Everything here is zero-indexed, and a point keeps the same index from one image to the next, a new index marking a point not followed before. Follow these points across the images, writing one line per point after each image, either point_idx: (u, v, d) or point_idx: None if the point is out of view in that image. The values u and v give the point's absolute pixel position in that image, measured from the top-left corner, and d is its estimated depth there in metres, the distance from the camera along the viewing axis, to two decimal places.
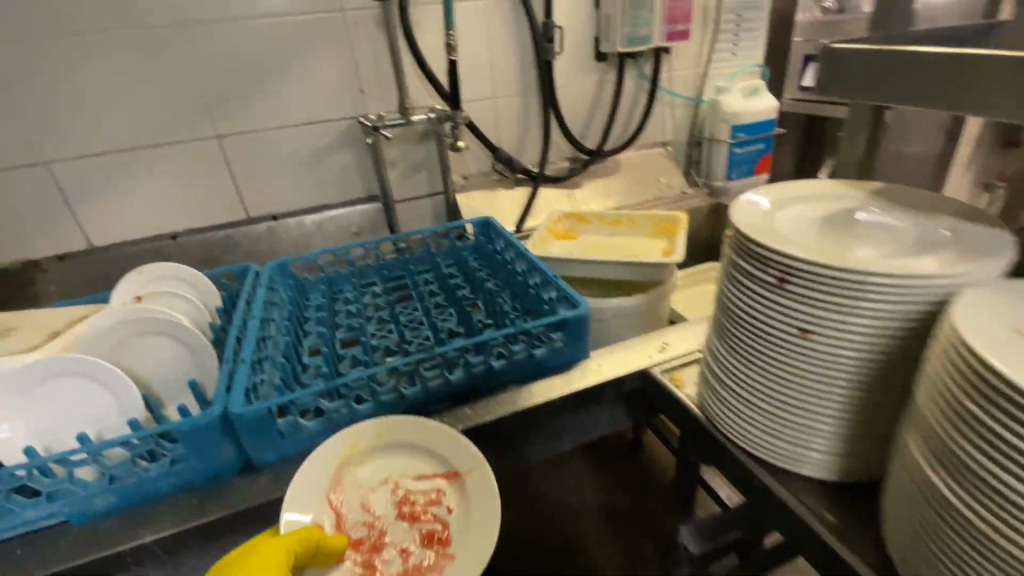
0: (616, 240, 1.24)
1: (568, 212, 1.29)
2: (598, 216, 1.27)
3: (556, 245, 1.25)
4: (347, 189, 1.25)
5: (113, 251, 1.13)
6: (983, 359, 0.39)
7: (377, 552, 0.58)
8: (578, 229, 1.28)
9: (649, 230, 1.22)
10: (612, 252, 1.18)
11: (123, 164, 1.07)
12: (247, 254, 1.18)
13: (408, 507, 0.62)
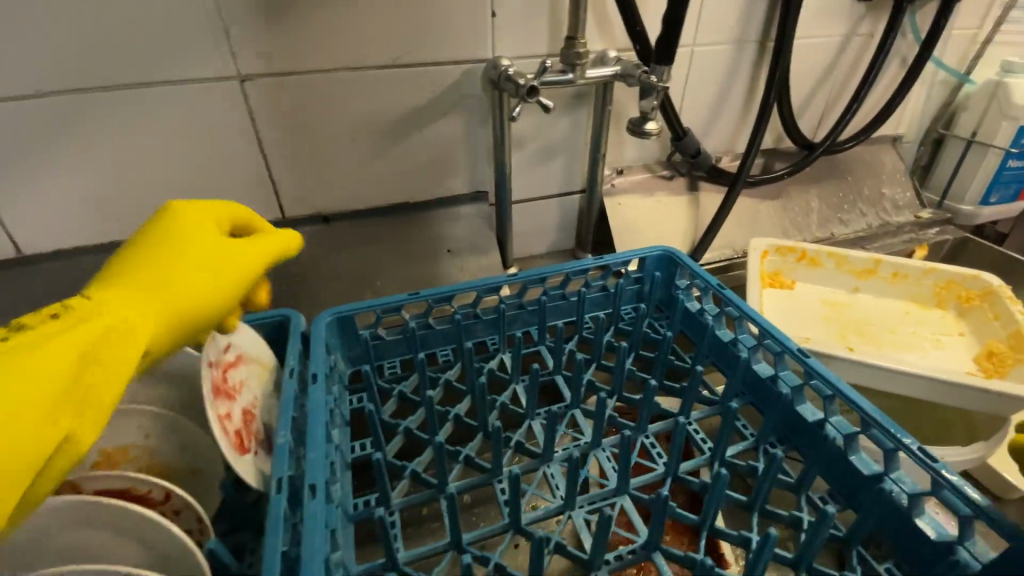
0: (867, 301, 0.79)
1: (789, 245, 0.80)
2: (841, 259, 0.80)
3: (776, 304, 0.79)
4: (443, 179, 0.77)
5: (54, 264, 0.66)
6: None
7: (222, 397, 0.46)
8: (801, 274, 0.81)
9: (926, 293, 0.77)
10: (879, 333, 0.74)
11: (63, 115, 0.58)
12: (279, 281, 0.72)
13: (225, 388, 0.48)
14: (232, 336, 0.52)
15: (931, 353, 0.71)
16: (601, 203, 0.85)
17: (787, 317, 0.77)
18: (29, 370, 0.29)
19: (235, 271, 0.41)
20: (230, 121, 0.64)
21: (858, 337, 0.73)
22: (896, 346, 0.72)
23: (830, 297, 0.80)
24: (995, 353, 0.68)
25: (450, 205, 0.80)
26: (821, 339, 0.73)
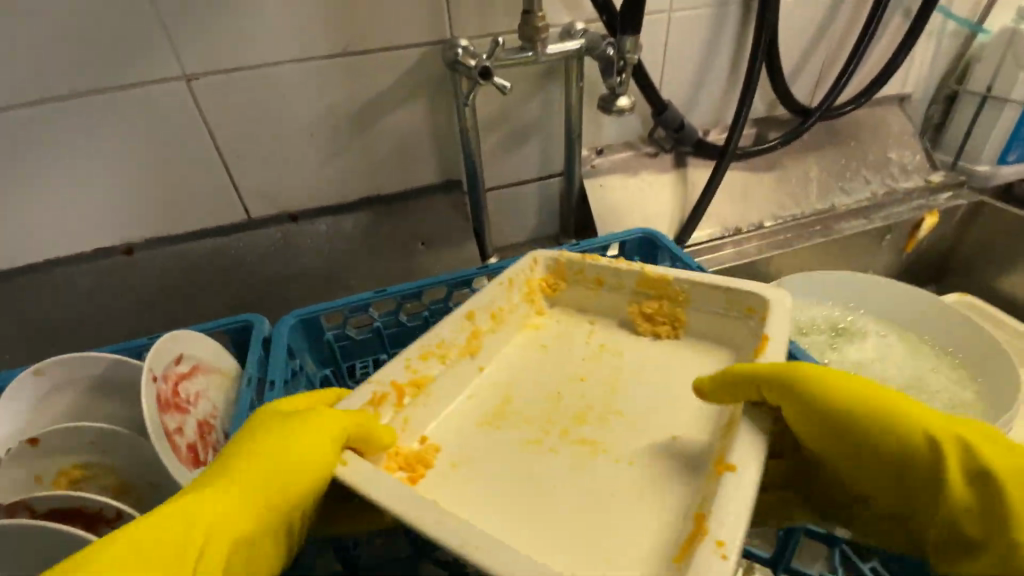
0: (517, 373, 0.50)
1: (436, 341, 0.48)
2: (474, 341, 0.51)
3: (445, 485, 0.41)
4: (412, 169, 0.75)
5: (24, 276, 0.66)
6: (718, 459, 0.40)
7: (172, 409, 0.46)
8: (394, 426, 0.43)
9: (590, 319, 0.56)
10: (604, 412, 0.45)
11: (11, 126, 0.58)
12: (249, 283, 0.70)
13: (174, 400, 0.47)
14: (192, 344, 0.51)
15: (657, 381, 0.48)
16: (581, 185, 0.81)
17: (480, 467, 0.42)
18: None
19: (321, 458, 0.36)
20: (183, 121, 0.62)
21: (578, 454, 0.42)
22: (621, 412, 0.45)
23: (487, 409, 0.47)
24: (647, 312, 0.52)
25: (422, 196, 0.77)
26: (580, 493, 0.39)
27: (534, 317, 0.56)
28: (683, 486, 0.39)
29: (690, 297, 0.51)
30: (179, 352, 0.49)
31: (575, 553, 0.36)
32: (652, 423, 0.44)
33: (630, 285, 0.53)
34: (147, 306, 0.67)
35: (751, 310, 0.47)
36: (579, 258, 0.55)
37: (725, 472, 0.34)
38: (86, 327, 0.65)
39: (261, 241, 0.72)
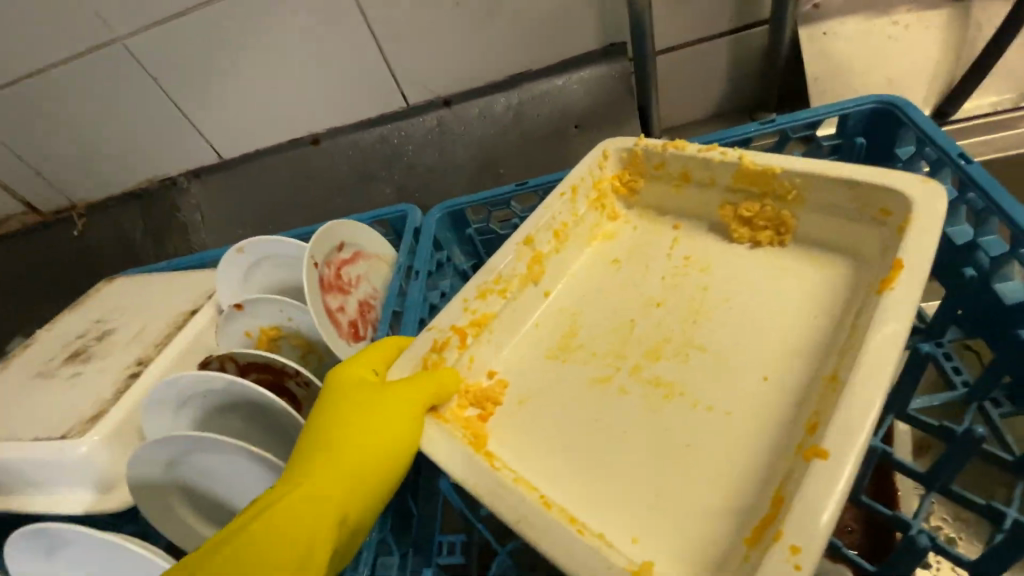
0: (590, 297, 0.44)
1: (494, 276, 0.42)
2: (537, 267, 0.44)
3: (518, 422, 0.38)
4: (568, 35, 0.64)
5: (248, 164, 0.79)
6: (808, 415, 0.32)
7: (335, 291, 0.52)
8: (460, 367, 0.40)
9: (672, 223, 0.47)
10: (681, 347, 0.38)
11: (214, 28, 0.65)
12: (410, 173, 0.73)
13: (336, 283, 0.52)
14: (352, 233, 0.56)
15: (754, 313, 0.38)
16: (796, 36, 0.59)
17: (542, 415, 0.38)
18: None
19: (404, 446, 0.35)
20: (341, 5, 0.62)
21: (649, 402, 0.36)
22: (702, 348, 0.38)
23: (554, 339, 0.42)
24: (744, 215, 0.42)
25: (579, 70, 0.67)
26: (647, 454, 0.34)
27: (607, 224, 0.48)
28: (759, 444, 0.32)
29: (803, 195, 0.40)
30: (341, 239, 0.54)
31: (640, 520, 0.31)
32: (737, 365, 0.36)
33: (722, 182, 0.43)
34: (331, 193, 0.76)
35: (885, 212, 0.36)
36: (658, 149, 0.45)
37: (815, 458, 0.25)
38: (292, 209, 0.77)
39: (418, 129, 0.73)
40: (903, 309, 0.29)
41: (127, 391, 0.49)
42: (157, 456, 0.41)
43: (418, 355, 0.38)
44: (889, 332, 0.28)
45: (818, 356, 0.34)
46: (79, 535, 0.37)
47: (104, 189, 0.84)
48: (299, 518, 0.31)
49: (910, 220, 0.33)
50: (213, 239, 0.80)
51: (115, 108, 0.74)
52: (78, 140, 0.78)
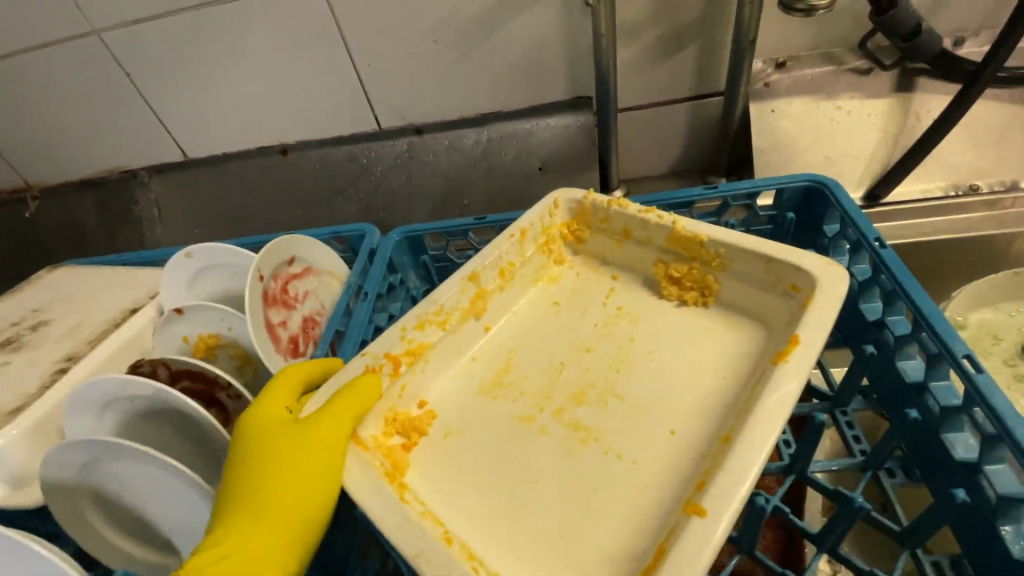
0: (526, 337, 0.46)
1: (434, 308, 0.43)
2: (479, 302, 0.46)
3: (438, 455, 0.39)
4: (539, 83, 0.67)
5: (212, 166, 0.79)
6: (705, 463, 0.34)
7: (279, 305, 0.52)
8: (389, 395, 0.41)
9: (612, 274, 0.49)
10: (603, 394, 0.40)
11: (190, 31, 0.65)
12: (376, 193, 0.75)
13: (282, 298, 0.53)
14: (306, 248, 0.56)
15: (672, 368, 0.40)
16: (748, 109, 0.64)
17: (464, 449, 0.39)
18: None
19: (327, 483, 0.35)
20: (321, 27, 0.64)
21: (566, 445, 0.38)
22: (621, 397, 0.39)
23: (486, 375, 0.43)
24: (673, 275, 0.45)
25: (547, 115, 0.70)
26: (556, 495, 0.35)
27: (552, 268, 0.51)
28: (655, 495, 0.34)
29: (727, 263, 0.42)
30: (293, 255, 0.55)
31: (539, 560, 0.33)
32: (649, 417, 0.38)
33: (658, 242, 0.45)
34: (297, 204, 0.76)
35: (794, 288, 0.39)
36: (604, 204, 0.48)
37: (693, 516, 0.28)
38: (254, 214, 0.77)
39: (388, 152, 0.74)
40: (792, 381, 0.32)
41: (54, 387, 0.48)
42: (70, 459, 0.40)
43: (348, 380, 0.39)
44: (777, 404, 0.31)
45: (721, 416, 0.36)
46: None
47: (61, 174, 0.82)
48: (228, 575, 0.31)
49: (812, 298, 0.36)
50: (169, 235, 0.79)
51: (81, 97, 0.73)
52: (39, 124, 0.77)
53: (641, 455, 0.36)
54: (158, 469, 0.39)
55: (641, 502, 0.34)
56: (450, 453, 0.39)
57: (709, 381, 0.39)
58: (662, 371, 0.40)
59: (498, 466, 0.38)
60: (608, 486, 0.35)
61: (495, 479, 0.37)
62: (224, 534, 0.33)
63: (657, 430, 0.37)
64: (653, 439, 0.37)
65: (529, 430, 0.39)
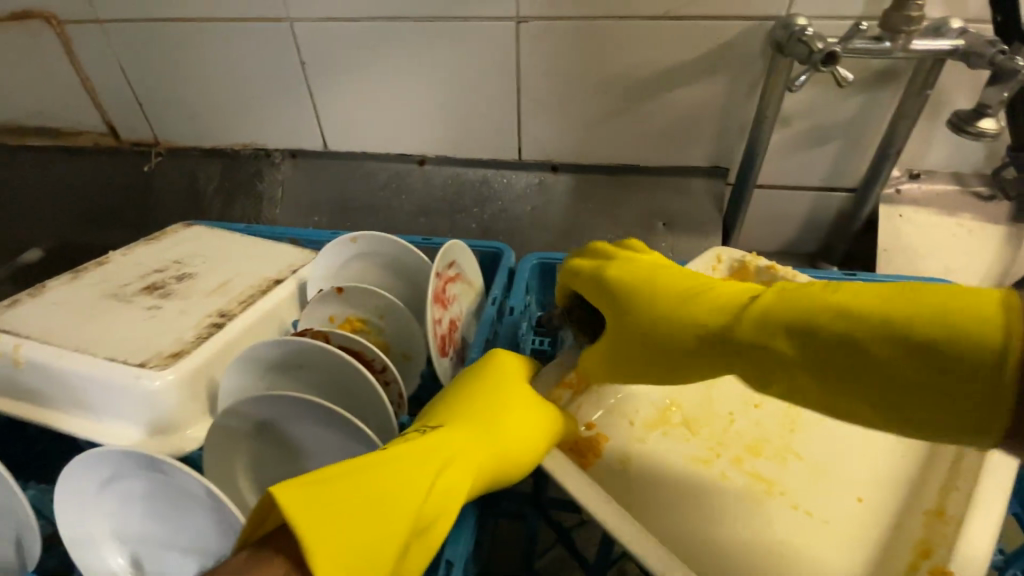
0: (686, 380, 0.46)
1: None
2: None
3: (623, 482, 0.39)
4: (682, 148, 0.72)
5: (348, 162, 0.82)
6: (902, 536, 0.35)
7: (439, 303, 0.54)
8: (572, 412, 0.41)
9: None
10: (780, 450, 0.41)
11: (372, 38, 0.69)
12: (498, 217, 0.78)
13: (442, 297, 0.54)
14: (461, 255, 0.59)
15: (848, 438, 0.41)
16: (876, 209, 0.69)
17: (643, 481, 0.39)
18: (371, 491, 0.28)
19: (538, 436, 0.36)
20: (498, 59, 0.68)
21: (750, 494, 0.38)
22: (800, 457, 0.40)
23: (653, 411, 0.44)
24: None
25: (680, 177, 0.74)
26: (748, 541, 0.36)
27: None
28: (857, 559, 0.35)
29: None
30: (453, 258, 0.57)
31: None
32: (834, 479, 0.39)
33: None
34: (421, 211, 0.79)
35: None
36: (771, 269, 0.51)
37: None
38: (376, 212, 0.80)
39: (520, 181, 0.78)
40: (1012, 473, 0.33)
41: (211, 337, 0.48)
42: (251, 412, 0.41)
43: (544, 386, 0.40)
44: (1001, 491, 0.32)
45: (913, 492, 0.37)
46: (176, 471, 0.36)
47: (193, 139, 0.85)
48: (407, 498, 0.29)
49: None
50: (286, 216, 0.82)
51: (242, 74, 0.76)
52: (190, 90, 0.79)
53: (827, 516, 0.37)
54: (339, 435, 0.40)
55: (839, 563, 0.35)
56: (635, 481, 0.39)
57: (886, 454, 0.40)
58: (835, 436, 0.42)
59: (684, 500, 0.38)
60: (801, 542, 0.36)
61: (684, 511, 0.38)
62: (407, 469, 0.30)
63: (840, 493, 0.38)
64: (839, 499, 0.38)
65: (709, 470, 0.40)
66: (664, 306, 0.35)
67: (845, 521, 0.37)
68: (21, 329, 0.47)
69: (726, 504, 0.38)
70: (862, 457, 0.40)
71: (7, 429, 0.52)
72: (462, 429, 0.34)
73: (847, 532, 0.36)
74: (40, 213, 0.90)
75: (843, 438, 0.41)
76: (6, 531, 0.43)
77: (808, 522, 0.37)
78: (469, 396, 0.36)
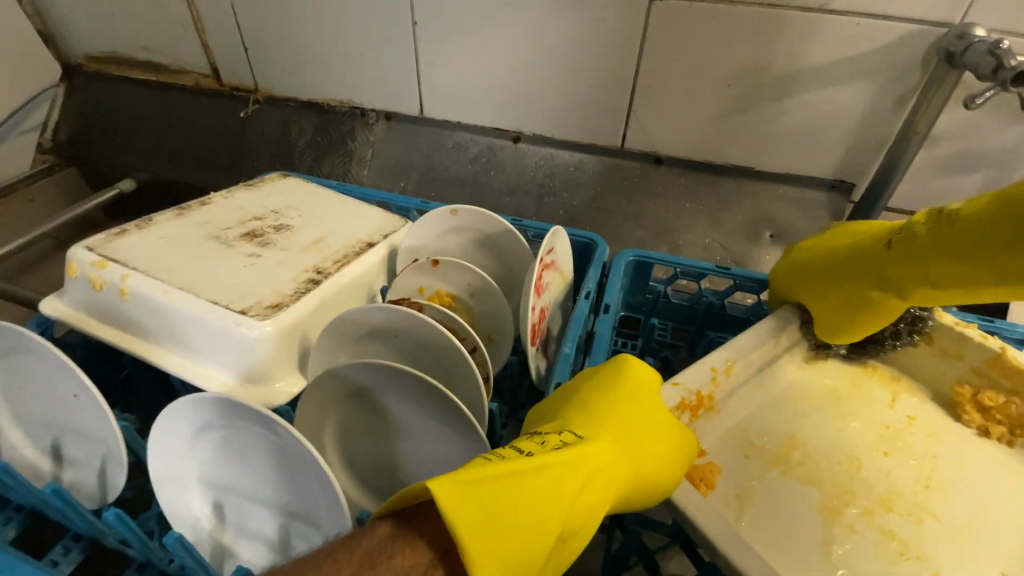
0: (801, 417, 0.42)
1: (734, 352, 0.40)
2: (768, 363, 0.43)
3: (744, 523, 0.36)
4: (805, 156, 0.66)
5: (441, 130, 0.80)
6: None
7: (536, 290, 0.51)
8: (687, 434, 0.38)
9: (893, 376, 0.45)
10: (915, 507, 0.37)
11: (489, 3, 0.66)
12: (590, 206, 0.74)
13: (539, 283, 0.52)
14: (560, 242, 0.55)
15: (998, 509, 0.37)
16: None
17: (761, 522, 0.36)
18: (518, 495, 0.25)
19: (668, 470, 0.33)
20: (621, 38, 0.64)
21: (886, 555, 0.35)
22: (940, 520, 0.37)
23: (771, 445, 0.40)
24: (984, 403, 0.41)
25: (797, 189, 0.68)
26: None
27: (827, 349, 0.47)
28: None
29: None
30: (552, 245, 0.53)
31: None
32: (978, 549, 0.35)
33: (970, 362, 0.42)
34: (510, 189, 0.76)
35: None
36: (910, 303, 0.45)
37: None
38: (464, 185, 0.78)
39: (618, 171, 0.74)
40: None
41: (308, 293, 0.47)
42: (349, 378, 0.39)
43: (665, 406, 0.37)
44: None
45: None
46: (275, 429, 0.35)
47: (291, 89, 0.85)
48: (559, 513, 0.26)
49: None
50: (373, 177, 0.81)
51: (351, 28, 0.74)
52: (297, 39, 0.79)
53: None
54: (436, 416, 0.38)
55: None
56: (755, 520, 0.36)
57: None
58: (978, 499, 0.38)
59: (809, 547, 0.35)
60: None
61: (812, 561, 0.34)
62: (561, 481, 0.27)
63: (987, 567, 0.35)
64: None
65: (837, 518, 0.36)
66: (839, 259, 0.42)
67: None
68: (129, 260, 0.47)
69: (857, 559, 0.35)
70: (1009, 528, 0.36)
71: (99, 354, 0.53)
72: (609, 444, 0.31)
73: None
74: (138, 145, 0.93)
75: (985, 503, 0.37)
76: (91, 458, 0.44)
77: None
78: (613, 407, 0.33)
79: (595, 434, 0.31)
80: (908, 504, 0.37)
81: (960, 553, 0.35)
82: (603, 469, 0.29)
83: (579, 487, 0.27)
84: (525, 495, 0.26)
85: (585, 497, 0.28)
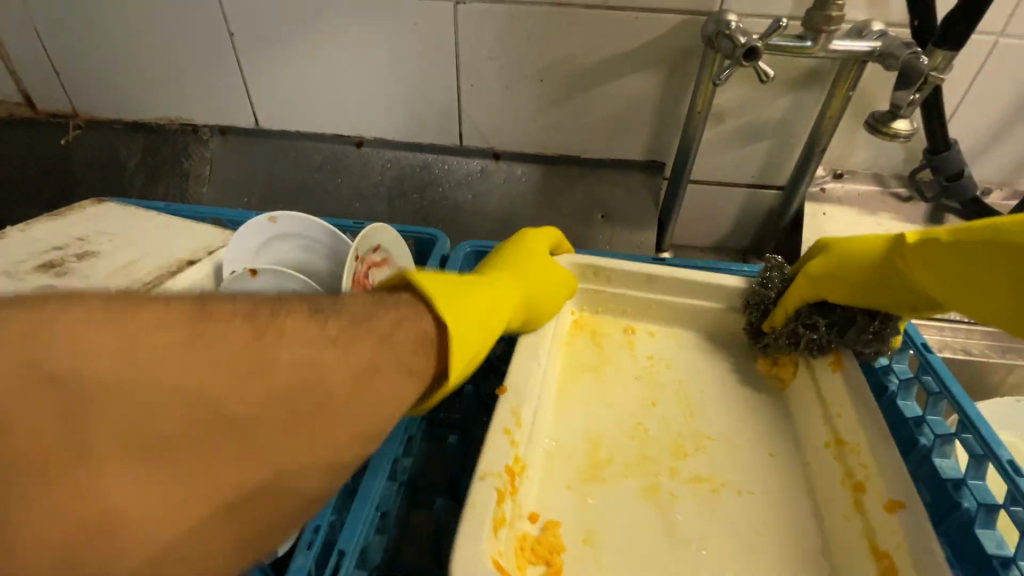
0: (577, 414, 0.52)
1: (512, 414, 0.46)
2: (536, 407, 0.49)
3: (599, 564, 0.43)
4: (621, 140, 0.72)
5: (281, 141, 0.79)
6: (807, 467, 0.49)
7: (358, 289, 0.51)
8: (513, 511, 0.43)
9: (646, 356, 0.57)
10: (694, 444, 0.50)
11: (306, 10, 0.66)
12: (437, 202, 0.76)
13: (362, 282, 0.52)
14: (391, 239, 0.56)
15: (734, 419, 0.52)
16: (802, 206, 0.72)
17: (609, 530, 0.44)
18: (461, 287, 0.43)
19: (552, 291, 0.55)
20: (437, 39, 0.67)
21: (701, 496, 0.47)
22: (713, 438, 0.51)
23: (582, 464, 0.48)
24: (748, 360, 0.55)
25: (621, 170, 0.74)
26: (728, 543, 0.44)
27: (586, 368, 0.56)
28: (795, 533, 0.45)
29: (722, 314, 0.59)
30: (376, 240, 0.54)
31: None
32: (748, 453, 0.50)
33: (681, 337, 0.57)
34: (356, 196, 0.77)
35: None
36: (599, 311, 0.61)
37: (899, 507, 0.41)
38: (310, 194, 0.77)
39: (461, 168, 0.77)
40: (844, 383, 0.49)
41: None
42: None
43: (487, 502, 0.40)
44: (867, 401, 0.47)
45: (801, 444, 0.50)
46: None
47: (116, 111, 0.80)
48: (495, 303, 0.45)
49: None
50: (213, 195, 0.78)
51: (168, 43, 0.71)
52: (111, 56, 0.74)
53: (755, 488, 0.47)
54: None
55: (785, 520, 0.46)
56: (596, 504, 0.46)
57: (742, 401, 0.54)
58: (721, 410, 0.53)
59: (649, 530, 0.45)
60: (752, 511, 0.46)
61: (648, 507, 0.46)
62: (487, 289, 0.45)
63: (759, 460, 0.49)
64: (772, 483, 0.48)
65: (641, 465, 0.48)
66: (848, 277, 0.49)
67: (774, 487, 0.48)
68: None
69: (687, 497, 0.47)
70: (743, 429, 0.52)
71: None
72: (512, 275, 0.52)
73: (786, 494, 0.47)
74: None
75: (727, 409, 0.53)
76: None
77: (755, 503, 0.46)
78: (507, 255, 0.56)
79: (500, 270, 0.52)
80: (694, 449, 0.50)
81: (744, 487, 0.47)
82: (514, 284, 0.51)
83: (496, 295, 0.46)
84: (466, 292, 0.43)
85: (501, 306, 0.46)
